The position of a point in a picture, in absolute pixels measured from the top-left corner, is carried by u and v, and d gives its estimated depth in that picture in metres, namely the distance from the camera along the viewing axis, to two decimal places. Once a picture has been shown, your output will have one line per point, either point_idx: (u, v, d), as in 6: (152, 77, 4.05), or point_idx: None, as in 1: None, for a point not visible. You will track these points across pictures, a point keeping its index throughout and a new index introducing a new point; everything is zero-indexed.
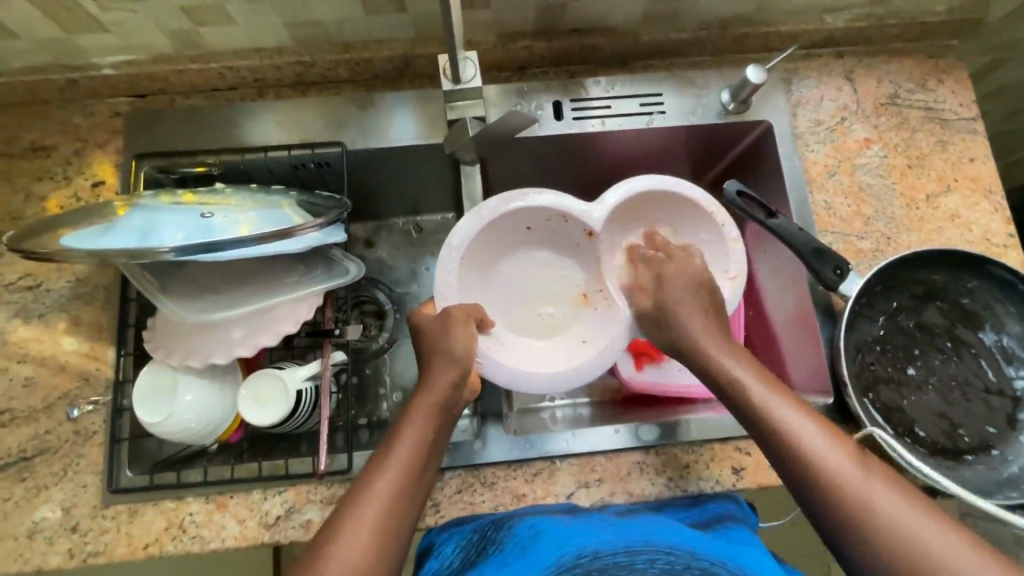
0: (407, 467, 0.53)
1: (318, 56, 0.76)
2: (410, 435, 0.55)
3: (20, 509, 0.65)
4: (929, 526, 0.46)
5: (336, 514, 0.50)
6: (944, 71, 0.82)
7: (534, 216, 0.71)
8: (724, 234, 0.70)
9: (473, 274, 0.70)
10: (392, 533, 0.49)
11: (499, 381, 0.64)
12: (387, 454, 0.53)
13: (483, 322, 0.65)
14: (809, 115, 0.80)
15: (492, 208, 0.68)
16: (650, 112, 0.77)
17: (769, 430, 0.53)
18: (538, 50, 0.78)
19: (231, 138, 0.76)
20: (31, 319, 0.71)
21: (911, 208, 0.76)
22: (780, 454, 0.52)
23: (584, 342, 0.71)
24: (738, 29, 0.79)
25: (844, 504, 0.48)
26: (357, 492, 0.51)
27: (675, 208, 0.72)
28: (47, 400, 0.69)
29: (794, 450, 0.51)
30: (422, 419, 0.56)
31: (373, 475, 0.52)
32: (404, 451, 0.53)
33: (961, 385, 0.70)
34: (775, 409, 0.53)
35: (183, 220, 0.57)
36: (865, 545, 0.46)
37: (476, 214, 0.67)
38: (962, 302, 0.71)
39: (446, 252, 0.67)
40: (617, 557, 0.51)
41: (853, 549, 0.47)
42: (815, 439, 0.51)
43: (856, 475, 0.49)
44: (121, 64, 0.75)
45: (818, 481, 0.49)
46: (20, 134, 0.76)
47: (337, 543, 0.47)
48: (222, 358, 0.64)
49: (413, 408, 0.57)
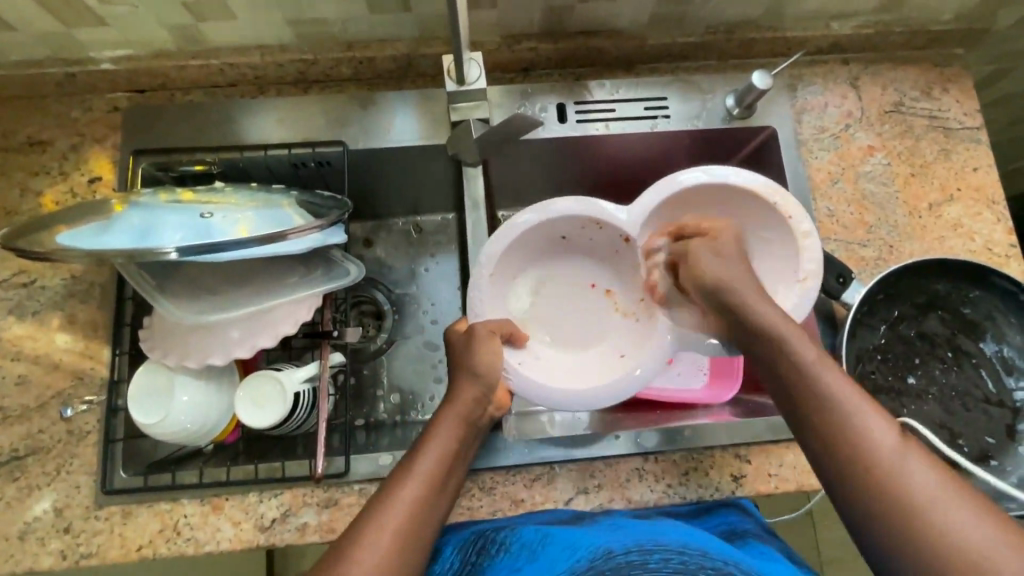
0: (433, 474, 0.52)
1: (321, 54, 0.75)
2: (435, 443, 0.54)
3: (11, 509, 0.64)
4: (948, 496, 0.45)
5: (360, 517, 0.50)
6: (949, 79, 0.81)
7: (568, 225, 0.69)
8: (793, 227, 0.64)
9: (506, 283, 0.69)
10: (416, 539, 0.49)
11: (531, 399, 0.62)
12: (414, 462, 0.53)
13: (514, 337, 0.64)
14: (814, 122, 0.79)
15: (529, 216, 0.66)
16: (655, 116, 0.77)
17: (807, 406, 0.51)
18: (543, 52, 0.77)
19: (230, 135, 0.75)
20: (25, 316, 0.70)
21: (914, 217, 0.76)
22: (816, 431, 0.51)
23: (622, 355, 0.69)
24: (744, 34, 0.78)
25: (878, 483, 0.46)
26: (383, 496, 0.51)
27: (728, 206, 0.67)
28: (41, 399, 0.68)
29: (825, 421, 0.50)
30: (445, 428, 0.55)
31: (398, 481, 0.52)
32: (432, 459, 0.53)
33: (962, 395, 0.70)
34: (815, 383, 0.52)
35: (183, 219, 0.57)
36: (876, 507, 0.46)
37: (507, 228, 0.66)
38: (963, 312, 0.71)
39: (477, 268, 0.65)
40: (631, 556, 0.52)
41: (886, 531, 0.45)
42: (846, 399, 0.50)
43: (894, 456, 0.47)
44: (121, 59, 0.74)
45: (854, 461, 0.48)
46: (16, 128, 0.75)
47: (361, 548, 0.47)
48: (220, 358, 0.63)
49: (440, 416, 0.56)
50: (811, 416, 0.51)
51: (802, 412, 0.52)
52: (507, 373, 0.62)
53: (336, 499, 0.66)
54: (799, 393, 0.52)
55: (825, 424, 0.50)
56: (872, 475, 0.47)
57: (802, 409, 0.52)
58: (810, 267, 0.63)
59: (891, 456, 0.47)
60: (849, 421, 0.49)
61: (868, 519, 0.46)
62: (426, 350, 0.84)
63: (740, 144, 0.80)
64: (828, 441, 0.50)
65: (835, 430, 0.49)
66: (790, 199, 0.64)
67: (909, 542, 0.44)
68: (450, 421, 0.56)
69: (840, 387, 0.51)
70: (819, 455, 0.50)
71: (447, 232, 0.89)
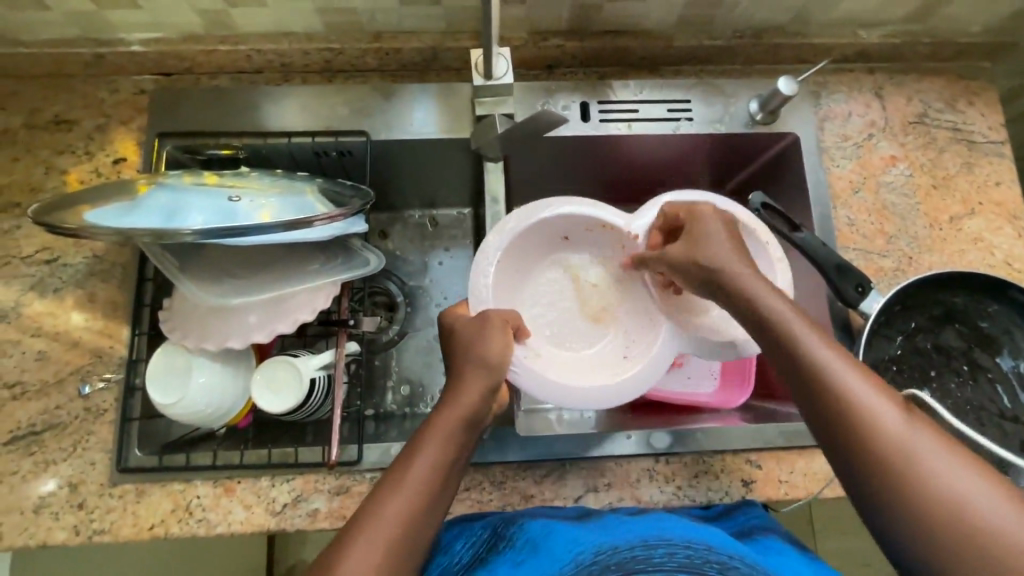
0: (425, 483, 0.50)
1: (349, 44, 0.76)
2: (429, 449, 0.52)
3: (26, 482, 0.65)
4: (956, 464, 0.42)
5: (352, 528, 0.48)
6: (975, 92, 0.81)
7: (567, 224, 0.70)
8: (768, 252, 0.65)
9: (504, 284, 0.69)
10: (407, 550, 0.48)
11: (533, 391, 0.62)
12: (403, 472, 0.50)
13: (520, 331, 0.63)
14: (837, 129, 0.79)
15: (524, 216, 0.67)
16: (677, 117, 0.77)
17: (807, 372, 0.48)
18: (570, 50, 0.77)
19: (254, 121, 0.75)
20: (46, 293, 0.71)
21: (934, 228, 0.76)
22: (816, 400, 0.47)
23: (625, 355, 0.69)
24: (772, 39, 0.78)
25: (880, 451, 0.44)
26: (372, 506, 0.49)
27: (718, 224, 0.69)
28: (59, 375, 0.68)
29: (825, 388, 0.47)
30: (441, 431, 0.53)
31: (386, 492, 0.49)
32: (424, 466, 0.51)
33: (976, 409, 0.70)
34: (812, 346, 0.49)
35: (209, 202, 0.57)
36: (889, 483, 0.43)
37: (499, 230, 0.67)
38: (981, 326, 0.71)
39: (482, 258, 0.66)
40: (635, 552, 0.50)
41: (891, 499, 0.43)
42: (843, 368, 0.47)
43: (897, 423, 0.44)
44: (151, 41, 0.75)
45: (854, 428, 0.45)
46: (44, 106, 0.76)
47: (347, 561, 0.46)
48: (238, 342, 0.64)
49: (437, 420, 0.54)
50: (815, 388, 0.48)
51: (804, 383, 0.48)
52: (513, 366, 0.61)
53: (347, 487, 0.66)
54: (799, 360, 0.49)
55: (824, 395, 0.47)
56: (882, 453, 0.44)
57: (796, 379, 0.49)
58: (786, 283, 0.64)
59: (901, 432, 0.44)
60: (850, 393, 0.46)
61: (881, 504, 0.43)
62: (437, 344, 0.84)
63: (760, 149, 0.80)
64: (825, 407, 0.47)
65: (836, 402, 0.46)
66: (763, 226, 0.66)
67: (928, 528, 0.41)
68: (445, 425, 0.53)
69: (833, 354, 0.48)
70: (816, 423, 0.48)
71: (463, 226, 0.89)
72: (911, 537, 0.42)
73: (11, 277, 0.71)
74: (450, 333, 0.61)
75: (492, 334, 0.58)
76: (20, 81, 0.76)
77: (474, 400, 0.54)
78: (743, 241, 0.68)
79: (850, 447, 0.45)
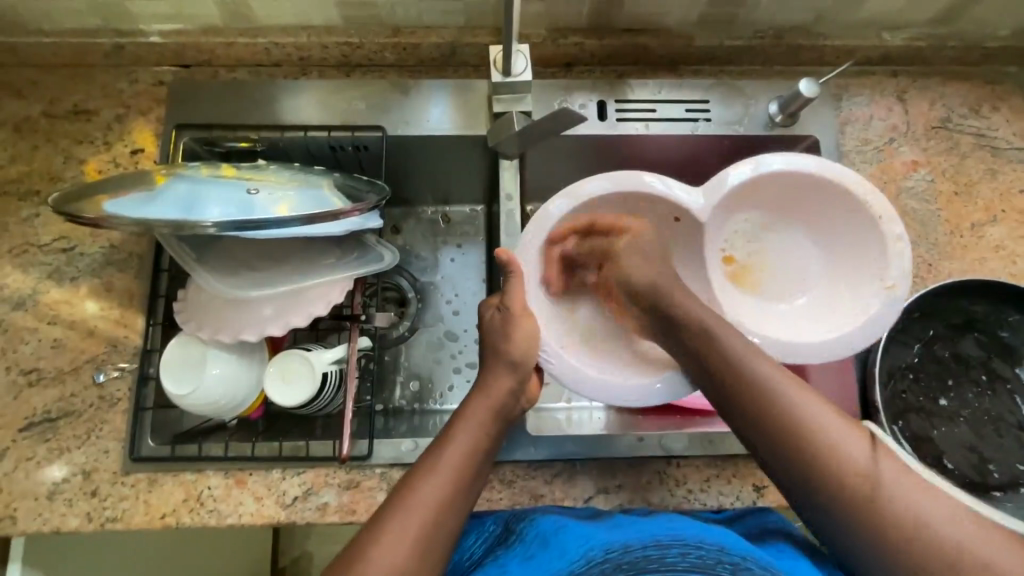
0: (458, 472, 0.51)
1: (367, 38, 0.76)
2: (465, 438, 0.53)
3: (40, 468, 0.65)
4: (908, 483, 0.46)
5: (378, 518, 0.48)
6: (1000, 98, 0.80)
7: (665, 205, 0.66)
8: (884, 231, 0.64)
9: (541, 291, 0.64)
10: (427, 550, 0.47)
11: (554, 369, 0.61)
12: (437, 460, 0.51)
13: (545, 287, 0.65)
14: (858, 133, 0.78)
15: (618, 179, 0.64)
16: (696, 118, 0.76)
17: (766, 408, 0.51)
18: (588, 47, 0.76)
19: (271, 114, 0.75)
20: (63, 281, 0.71)
21: (955, 235, 0.75)
22: (776, 433, 0.50)
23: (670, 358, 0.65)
24: (794, 40, 0.77)
25: (841, 477, 0.47)
26: (396, 497, 0.49)
27: (826, 199, 0.68)
28: (75, 363, 0.69)
29: (784, 421, 0.50)
30: (476, 423, 0.54)
31: (419, 479, 0.50)
32: (453, 457, 0.51)
33: (995, 420, 0.69)
34: (770, 382, 0.51)
35: (229, 194, 0.57)
36: (851, 507, 0.46)
37: (580, 189, 0.64)
38: (1000, 335, 0.70)
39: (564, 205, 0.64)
40: (649, 551, 0.50)
41: (853, 521, 0.46)
42: (791, 390, 0.51)
43: (853, 449, 0.48)
44: (171, 33, 0.75)
45: (816, 459, 0.48)
46: (64, 96, 0.76)
47: (378, 547, 0.46)
48: (252, 335, 0.64)
49: (463, 415, 0.55)
50: (775, 423, 0.50)
51: (763, 419, 0.50)
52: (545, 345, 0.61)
53: (357, 481, 0.66)
54: (759, 398, 0.51)
55: (784, 429, 0.49)
56: (844, 480, 0.47)
57: (746, 409, 0.52)
58: (899, 272, 0.63)
59: (856, 457, 0.47)
60: (800, 417, 0.49)
61: (830, 522, 0.47)
62: (447, 341, 0.84)
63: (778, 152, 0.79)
64: (788, 441, 0.49)
65: (786, 428, 0.49)
66: (881, 201, 0.65)
67: (890, 546, 0.45)
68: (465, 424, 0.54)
69: (788, 385, 0.51)
70: (777, 456, 0.50)
71: (475, 223, 0.89)
72: (877, 557, 0.45)
73: (29, 264, 0.71)
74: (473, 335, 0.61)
75: (511, 330, 0.58)
76: (41, 71, 0.77)
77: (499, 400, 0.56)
78: (859, 223, 0.67)
79: (812, 478, 0.48)
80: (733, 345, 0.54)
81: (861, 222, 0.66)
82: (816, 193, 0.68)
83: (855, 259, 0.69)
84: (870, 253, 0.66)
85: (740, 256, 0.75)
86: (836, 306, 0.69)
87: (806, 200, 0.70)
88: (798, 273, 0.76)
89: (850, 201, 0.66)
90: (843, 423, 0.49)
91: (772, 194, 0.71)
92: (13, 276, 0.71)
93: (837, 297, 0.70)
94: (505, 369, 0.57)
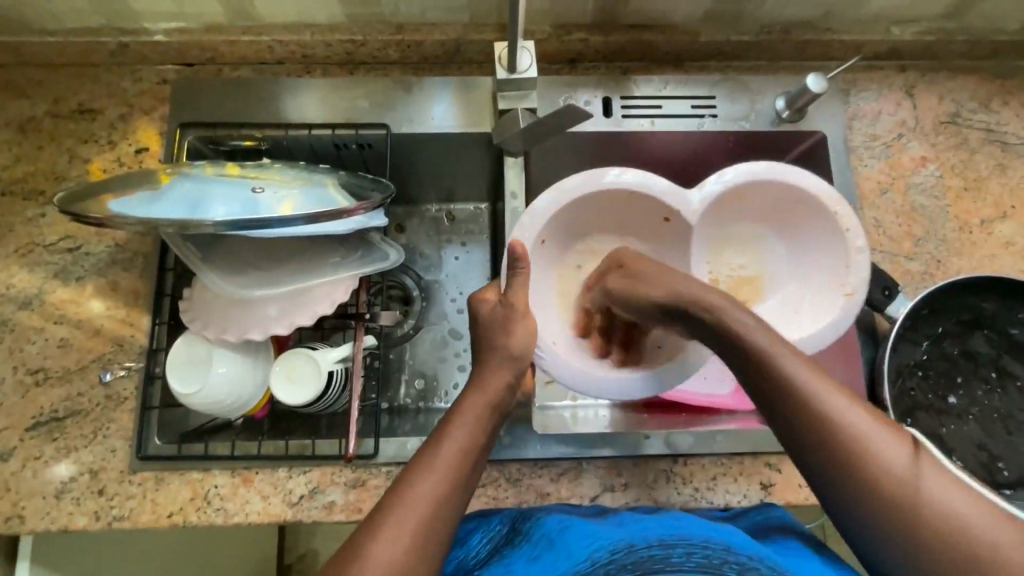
0: (458, 465, 0.50)
1: (370, 36, 0.75)
2: (466, 435, 0.52)
3: (47, 467, 0.65)
4: (944, 483, 0.44)
5: (378, 513, 0.48)
6: (1009, 92, 0.79)
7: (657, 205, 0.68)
8: (848, 241, 0.66)
9: (539, 278, 0.70)
10: (431, 548, 0.47)
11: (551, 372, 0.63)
12: (434, 454, 0.51)
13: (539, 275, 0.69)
14: (866, 129, 0.77)
15: (598, 176, 0.67)
16: (702, 115, 0.75)
17: (793, 402, 0.48)
18: (593, 44, 0.76)
19: (275, 112, 0.75)
20: (69, 280, 0.71)
21: (964, 232, 0.74)
22: (806, 429, 0.47)
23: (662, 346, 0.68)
24: (800, 35, 0.77)
25: (875, 477, 0.44)
26: (395, 492, 0.49)
27: (795, 203, 0.69)
28: (81, 362, 0.69)
29: (814, 416, 0.47)
30: (480, 417, 0.54)
31: (417, 474, 0.49)
32: (456, 454, 0.51)
33: (1004, 417, 0.68)
34: (797, 375, 0.48)
35: (233, 193, 0.57)
36: (884, 508, 0.44)
37: (565, 187, 0.67)
38: (1009, 332, 0.70)
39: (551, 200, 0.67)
40: (653, 551, 0.49)
41: (890, 524, 0.43)
42: (817, 383, 0.48)
43: (887, 447, 0.45)
44: (174, 31, 0.75)
45: (848, 456, 0.45)
46: (69, 96, 0.76)
47: (377, 543, 0.46)
48: (257, 333, 0.64)
49: (466, 410, 0.54)
50: (804, 419, 0.47)
51: (790, 414, 0.48)
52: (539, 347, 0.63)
53: (363, 480, 0.66)
54: (787, 392, 0.48)
55: (813, 424, 0.47)
56: (879, 480, 0.44)
57: (777, 406, 0.49)
58: (858, 279, 0.65)
59: (893, 455, 0.45)
60: (833, 412, 0.47)
61: (862, 523, 0.45)
62: (451, 339, 0.83)
63: (785, 149, 0.78)
64: (818, 438, 0.46)
65: (814, 423, 0.47)
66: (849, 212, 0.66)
67: (929, 550, 0.42)
68: (466, 421, 0.53)
69: (816, 376, 0.48)
70: (806, 452, 0.47)
71: (479, 221, 0.89)
72: (913, 560, 0.43)
73: (35, 264, 0.71)
74: (476, 332, 0.61)
75: (514, 325, 0.58)
76: (45, 70, 0.77)
77: (500, 397, 0.55)
78: (823, 228, 0.68)
79: (845, 476, 0.45)
80: (756, 337, 0.51)
81: (827, 229, 0.68)
82: (806, 210, 0.69)
83: (820, 266, 0.70)
84: (834, 262, 0.68)
85: (721, 254, 0.76)
86: (800, 308, 0.70)
87: (785, 211, 0.72)
88: (770, 266, 0.77)
89: (821, 209, 0.67)
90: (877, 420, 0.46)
91: (763, 203, 0.72)
92: (18, 275, 0.71)
93: (801, 306, 0.71)
94: (510, 365, 0.57)
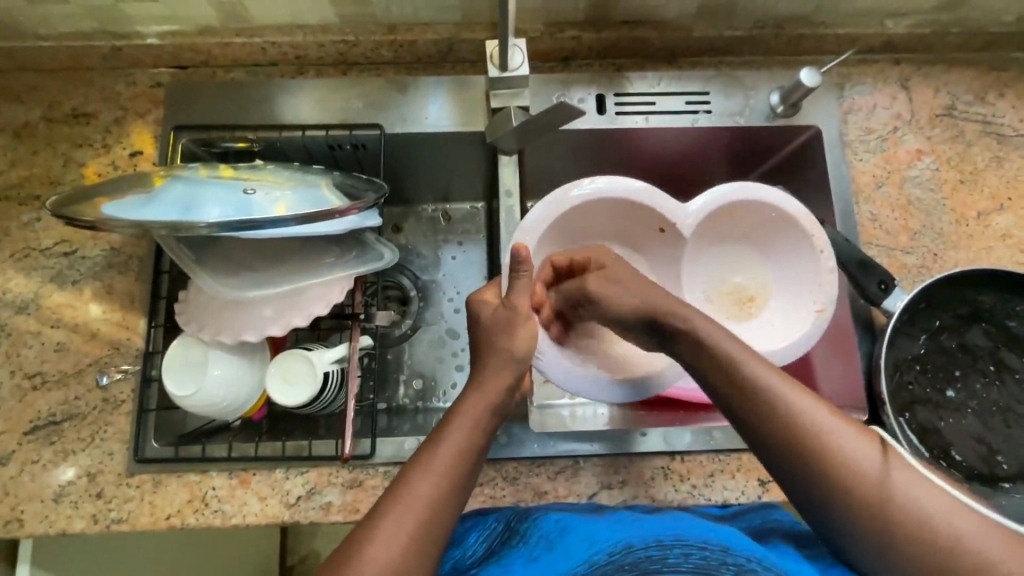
0: (452, 465, 0.50)
1: (362, 36, 0.75)
2: (460, 434, 0.52)
3: (46, 471, 0.66)
4: (910, 478, 0.45)
5: (374, 514, 0.48)
6: (1005, 83, 0.78)
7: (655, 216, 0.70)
8: (821, 262, 0.68)
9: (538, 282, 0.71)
10: (425, 548, 0.47)
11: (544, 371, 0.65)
12: (433, 452, 0.51)
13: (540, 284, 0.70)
14: (861, 122, 0.77)
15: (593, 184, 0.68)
16: (696, 110, 0.75)
17: (764, 412, 0.48)
18: (586, 41, 0.76)
19: (268, 114, 0.75)
20: (65, 284, 0.71)
21: (961, 225, 0.74)
22: (779, 440, 0.48)
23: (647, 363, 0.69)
24: (794, 29, 0.77)
25: (845, 479, 0.46)
26: (391, 492, 0.49)
27: (773, 218, 0.70)
28: (78, 366, 0.69)
29: (785, 426, 0.48)
30: (471, 417, 0.53)
31: (414, 474, 0.49)
32: (450, 454, 0.51)
33: (1003, 411, 0.68)
34: (767, 385, 0.49)
35: (226, 195, 0.57)
36: (856, 507, 0.45)
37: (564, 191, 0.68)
38: (1007, 325, 0.69)
39: (548, 207, 0.67)
40: (651, 552, 0.49)
41: (864, 522, 0.45)
42: (788, 392, 0.49)
43: (854, 448, 0.46)
44: (167, 34, 0.75)
45: (820, 462, 0.46)
46: (63, 100, 0.76)
47: (372, 544, 0.46)
48: (253, 335, 0.64)
49: (461, 409, 0.54)
50: (776, 429, 0.48)
51: (762, 426, 0.49)
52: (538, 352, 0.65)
53: (360, 480, 0.66)
54: (757, 403, 0.49)
55: (785, 433, 0.47)
56: (850, 482, 0.45)
57: (745, 412, 0.49)
58: (828, 298, 0.67)
59: (859, 456, 0.46)
60: (802, 419, 0.47)
61: (840, 523, 0.46)
62: (448, 338, 0.83)
63: (778, 144, 0.78)
64: (790, 447, 0.47)
65: (786, 431, 0.47)
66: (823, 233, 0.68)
67: (900, 544, 0.44)
68: (459, 422, 0.53)
69: (784, 384, 0.49)
70: (780, 462, 0.48)
71: (475, 220, 0.89)
72: (887, 554, 0.45)
73: (32, 268, 0.72)
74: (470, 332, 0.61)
75: (514, 325, 0.58)
76: (40, 75, 0.77)
77: (494, 397, 0.55)
78: (799, 248, 0.70)
79: (817, 481, 0.46)
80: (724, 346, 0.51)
81: (802, 248, 0.69)
82: (781, 227, 0.71)
83: (795, 282, 0.72)
84: (806, 280, 0.70)
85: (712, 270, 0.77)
86: (775, 326, 0.71)
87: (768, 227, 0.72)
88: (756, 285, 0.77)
89: (796, 227, 0.69)
90: (842, 422, 0.48)
91: (752, 221, 0.73)
92: (15, 280, 0.71)
93: (778, 321, 0.72)
94: (509, 365, 0.56)
